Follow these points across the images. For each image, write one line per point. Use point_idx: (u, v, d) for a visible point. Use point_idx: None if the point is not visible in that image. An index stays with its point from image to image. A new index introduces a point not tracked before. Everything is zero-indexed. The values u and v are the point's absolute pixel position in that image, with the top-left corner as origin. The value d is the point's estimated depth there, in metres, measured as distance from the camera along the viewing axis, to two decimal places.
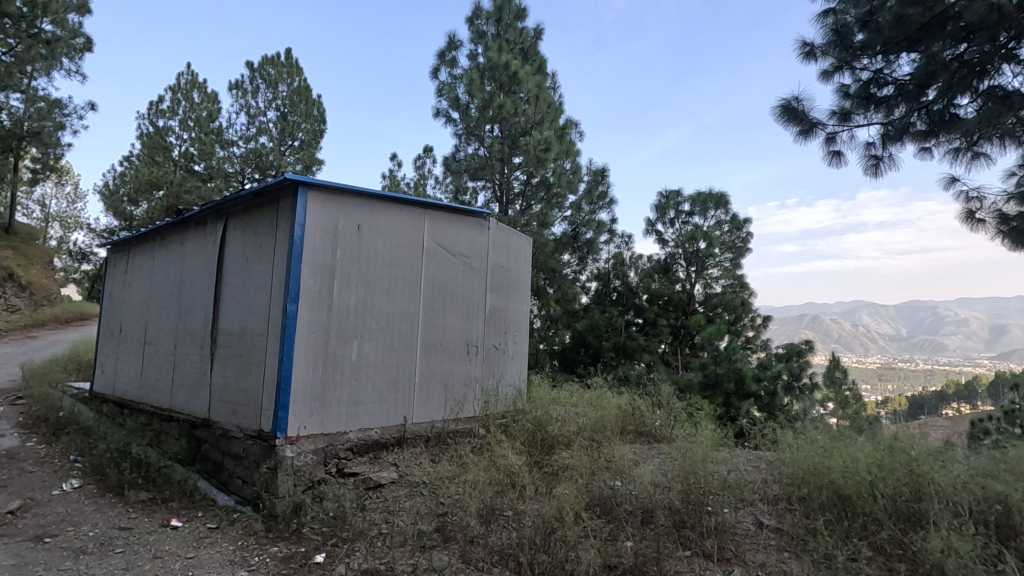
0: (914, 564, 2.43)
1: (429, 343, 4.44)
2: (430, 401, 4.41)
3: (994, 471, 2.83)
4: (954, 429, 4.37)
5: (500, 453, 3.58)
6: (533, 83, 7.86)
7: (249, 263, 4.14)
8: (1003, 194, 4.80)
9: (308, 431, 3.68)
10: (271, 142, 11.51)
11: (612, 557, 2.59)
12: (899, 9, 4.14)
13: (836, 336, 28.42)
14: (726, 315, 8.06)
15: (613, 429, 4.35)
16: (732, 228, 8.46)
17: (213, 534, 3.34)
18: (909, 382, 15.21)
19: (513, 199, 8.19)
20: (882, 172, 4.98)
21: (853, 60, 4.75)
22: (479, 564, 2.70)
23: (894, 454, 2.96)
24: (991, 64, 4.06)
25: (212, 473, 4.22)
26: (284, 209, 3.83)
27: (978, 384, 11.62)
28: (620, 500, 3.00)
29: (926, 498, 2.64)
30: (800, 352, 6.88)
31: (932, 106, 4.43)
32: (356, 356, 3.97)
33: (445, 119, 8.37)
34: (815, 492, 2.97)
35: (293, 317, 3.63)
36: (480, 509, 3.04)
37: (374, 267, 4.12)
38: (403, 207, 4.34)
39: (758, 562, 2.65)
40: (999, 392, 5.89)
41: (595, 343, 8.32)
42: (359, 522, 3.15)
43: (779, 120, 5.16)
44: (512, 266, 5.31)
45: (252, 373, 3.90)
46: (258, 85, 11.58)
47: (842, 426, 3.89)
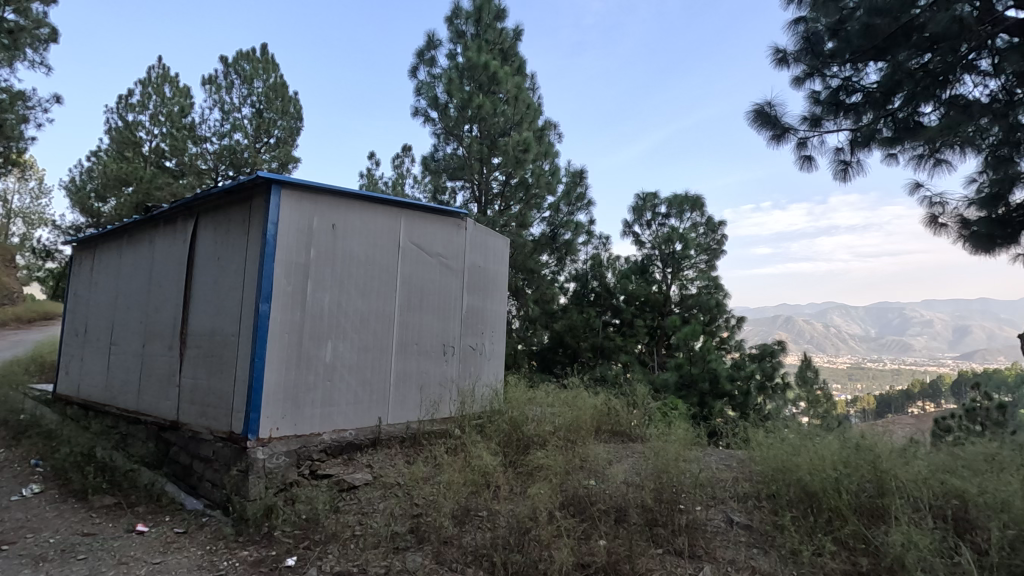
0: (876, 557, 2.50)
1: (405, 343, 4.41)
2: (405, 402, 4.38)
3: (953, 467, 2.93)
4: (920, 427, 4.48)
5: (475, 453, 3.58)
6: (512, 84, 7.86)
7: (221, 261, 4.07)
8: (965, 200, 4.97)
9: (281, 433, 3.63)
10: (246, 139, 11.30)
11: (586, 556, 2.61)
12: (867, 18, 4.24)
13: (807, 336, 29.02)
14: (702, 315, 8.21)
15: (588, 429, 4.39)
16: (707, 231, 8.60)
17: (181, 539, 3.27)
18: (878, 382, 15.53)
19: (492, 199, 8.21)
20: (851, 177, 5.12)
21: (823, 68, 4.83)
22: (452, 564, 2.69)
23: (860, 452, 3.05)
24: (953, 74, 4.23)
25: (181, 476, 4.13)
26: (256, 207, 3.77)
27: (942, 384, 11.95)
28: (594, 500, 3.02)
29: (888, 493, 2.73)
30: (773, 352, 7.03)
31: (897, 114, 4.54)
32: (330, 356, 3.92)
33: (424, 118, 8.32)
34: (783, 490, 3.05)
35: (266, 317, 3.57)
36: (454, 511, 3.03)
37: (350, 267, 4.08)
38: (379, 205, 4.31)
39: (727, 558, 2.69)
40: (961, 391, 6.13)
41: (573, 343, 8.38)
42: (331, 524, 3.12)
43: (753, 124, 5.26)
44: (489, 266, 5.31)
45: (223, 374, 3.83)
46: (232, 81, 11.35)
47: (812, 426, 3.96)
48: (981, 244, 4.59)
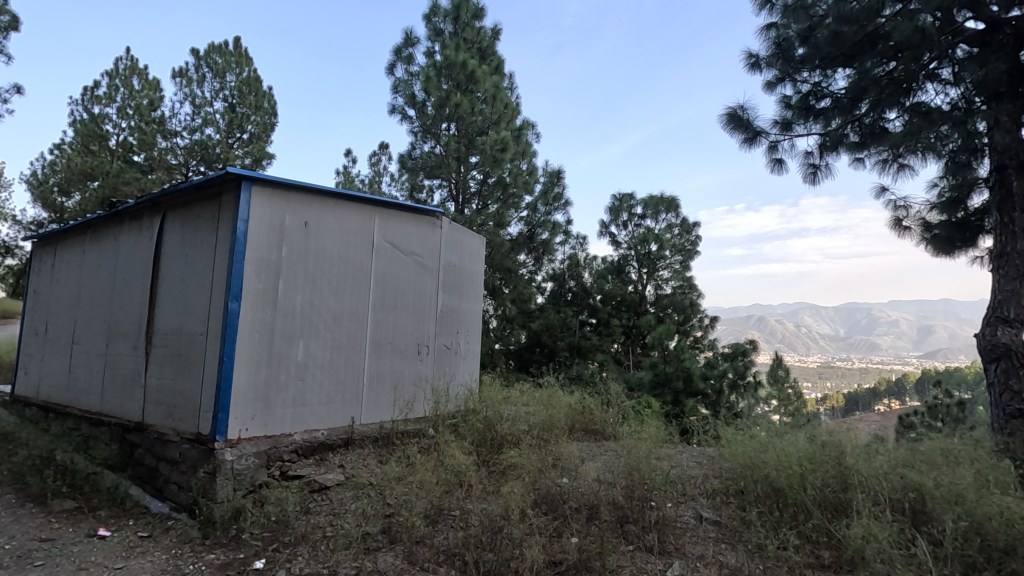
0: (838, 550, 2.58)
1: (379, 343, 4.37)
2: (379, 401, 4.34)
3: (913, 462, 3.02)
4: (883, 424, 4.63)
5: (448, 453, 3.57)
6: (490, 83, 7.84)
7: (189, 258, 3.98)
8: (927, 203, 5.15)
9: (250, 433, 3.56)
10: (218, 134, 11.04)
11: (557, 553, 2.63)
12: (835, 25, 4.30)
13: (779, 336, 29.60)
14: (676, 315, 8.37)
15: (561, 428, 4.41)
16: (682, 232, 8.81)
17: (145, 543, 3.19)
18: (846, 381, 15.86)
19: (470, 199, 8.20)
20: (820, 180, 5.24)
21: (794, 73, 4.93)
22: (424, 564, 2.68)
23: (826, 449, 3.14)
24: (915, 81, 4.35)
25: (146, 479, 4.03)
26: (226, 203, 3.70)
27: (907, 382, 12.34)
28: (566, 498, 3.04)
29: (852, 488, 2.83)
30: (745, 351, 7.20)
31: (864, 119, 4.67)
32: (302, 356, 3.87)
33: (401, 116, 8.26)
34: (751, 486, 3.12)
35: (235, 315, 3.50)
36: (427, 510, 3.03)
37: (323, 265, 4.03)
38: (354, 204, 4.26)
39: (696, 553, 2.72)
40: (925, 389, 6.39)
41: (550, 343, 8.41)
42: (301, 526, 3.08)
43: (726, 127, 5.35)
44: (465, 265, 5.30)
45: (190, 374, 3.74)
46: (204, 74, 11.08)
47: (782, 423, 4.07)
48: (941, 246, 4.97)
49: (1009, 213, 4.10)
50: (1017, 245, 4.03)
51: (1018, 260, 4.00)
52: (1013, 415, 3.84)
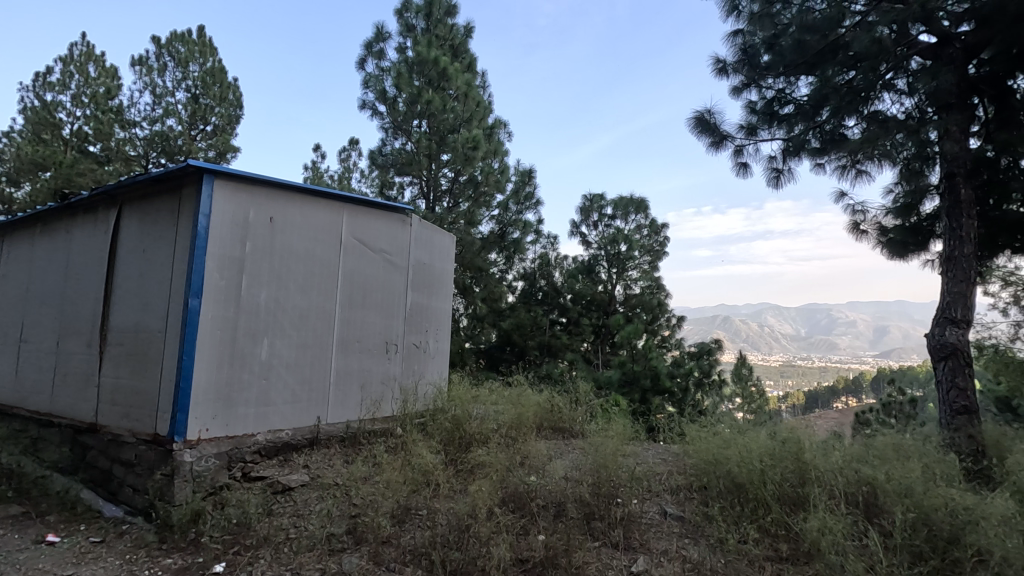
0: (795, 543, 2.66)
1: (346, 341, 4.31)
2: (346, 401, 4.28)
3: (866, 457, 3.14)
4: (841, 421, 4.81)
5: (415, 453, 3.54)
6: (462, 81, 7.79)
7: (147, 253, 3.84)
8: (883, 209, 5.35)
9: (211, 434, 3.46)
10: (180, 126, 10.67)
11: (524, 551, 2.64)
12: (798, 34, 4.45)
13: (744, 335, 30.36)
14: (644, 315, 8.53)
15: (530, 426, 4.44)
16: (650, 232, 8.97)
17: (98, 549, 3.07)
18: (807, 379, 16.34)
19: (441, 196, 8.15)
20: (783, 184, 5.39)
21: (760, 79, 5.02)
22: (390, 564, 2.65)
23: (786, 445, 3.23)
24: (873, 91, 4.52)
25: (98, 482, 3.88)
26: (187, 197, 3.59)
27: (863, 380, 12.84)
28: (534, 495, 3.06)
29: (809, 483, 2.92)
30: (710, 350, 7.42)
31: (825, 126, 4.82)
32: (266, 354, 3.78)
33: (372, 111, 8.14)
34: (714, 482, 3.21)
35: (196, 313, 3.40)
36: (394, 509, 3.01)
37: (288, 262, 3.94)
38: (322, 199, 4.19)
39: (661, 549, 2.77)
40: (879, 387, 6.67)
41: (521, 342, 8.42)
42: (263, 528, 3.01)
43: (694, 130, 5.45)
44: (435, 263, 5.27)
45: (148, 373, 3.62)
46: (165, 63, 10.69)
47: (744, 420, 4.18)
48: (896, 249, 5.18)
49: (957, 219, 4.27)
50: (964, 250, 4.21)
51: (965, 264, 4.18)
52: (959, 411, 3.99)
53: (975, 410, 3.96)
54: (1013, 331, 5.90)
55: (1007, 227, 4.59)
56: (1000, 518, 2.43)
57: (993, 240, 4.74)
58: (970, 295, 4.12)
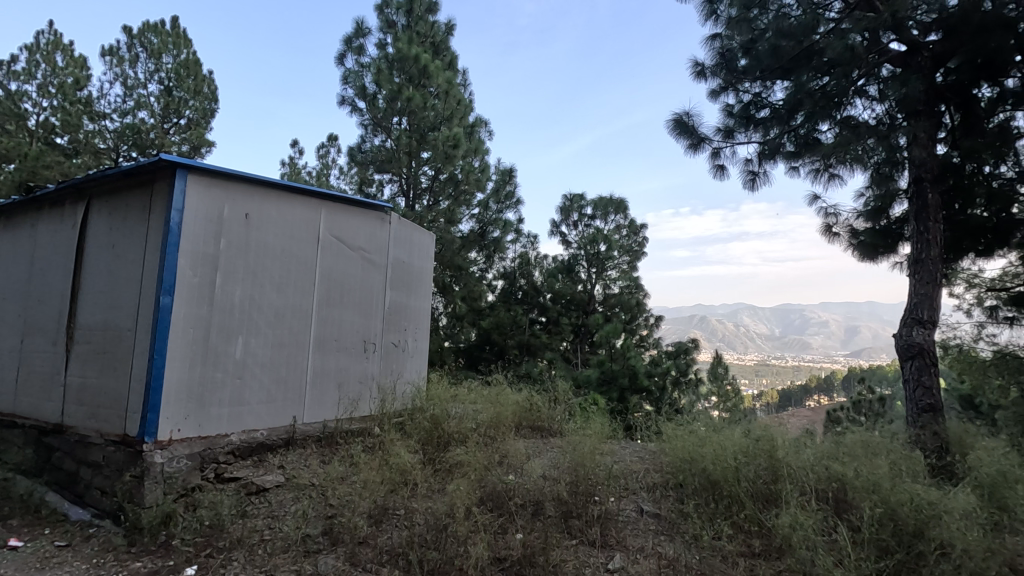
0: (768, 538, 2.72)
1: (323, 340, 4.26)
2: (323, 400, 4.23)
3: (837, 454, 3.22)
4: (812, 419, 4.92)
5: (393, 452, 3.51)
6: (443, 79, 7.76)
7: (117, 249, 3.74)
8: (854, 212, 5.49)
9: (183, 434, 3.39)
10: (153, 118, 10.40)
11: (502, 550, 2.64)
12: (775, 39, 4.55)
13: (720, 335, 30.85)
14: (623, 314, 8.60)
15: (508, 425, 4.45)
16: (629, 233, 9.06)
17: (63, 553, 2.98)
18: (781, 378, 16.66)
19: (421, 194, 8.10)
20: (759, 186, 5.49)
21: (737, 83, 5.09)
22: (367, 565, 2.63)
23: (759, 443, 3.29)
24: (846, 97, 4.61)
25: (64, 484, 3.77)
26: (159, 192, 3.51)
27: (835, 379, 13.16)
28: (512, 494, 3.06)
29: (781, 480, 2.98)
30: (687, 350, 7.56)
31: (799, 130, 4.93)
32: (241, 353, 3.72)
33: (351, 108, 8.05)
34: (689, 479, 3.26)
35: (167, 310, 3.32)
36: (371, 510, 2.98)
37: (264, 259, 3.88)
38: (299, 195, 4.13)
39: (637, 546, 2.81)
40: (849, 386, 6.85)
41: (500, 341, 8.42)
42: (237, 530, 2.96)
43: (673, 132, 5.51)
44: (414, 262, 5.24)
45: (117, 372, 3.53)
46: (137, 54, 10.41)
47: (720, 419, 4.25)
48: (867, 251, 5.32)
49: (925, 222, 4.39)
50: (930, 252, 4.34)
51: (931, 266, 4.31)
52: (924, 409, 4.12)
53: (940, 409, 4.09)
54: (976, 332, 6.04)
55: (972, 231, 4.74)
56: (962, 513, 2.52)
57: (959, 244, 4.89)
58: (935, 297, 4.25)
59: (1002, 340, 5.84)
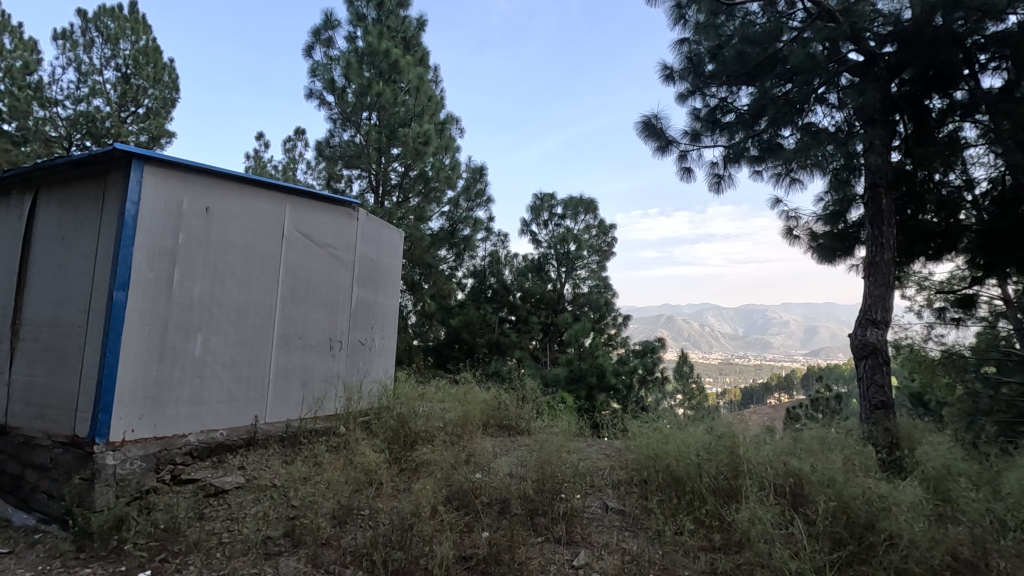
0: (728, 533, 2.78)
1: (288, 337, 4.17)
2: (286, 399, 4.14)
3: (795, 450, 3.32)
4: (774, 416, 5.06)
5: (358, 452, 3.46)
6: (414, 75, 7.67)
7: (67, 242, 3.57)
8: (814, 216, 5.68)
9: (137, 435, 3.27)
10: (109, 107, 9.97)
11: (468, 548, 2.63)
12: (740, 45, 4.66)
13: (686, 334, 31.47)
14: (592, 313, 8.69)
15: (476, 424, 4.44)
16: (599, 233, 9.18)
17: (5, 561, 2.82)
18: (743, 376, 17.07)
19: (390, 191, 7.99)
20: (724, 189, 5.62)
21: (704, 87, 5.22)
22: (329, 566, 2.59)
23: (721, 440, 3.37)
24: (807, 103, 4.73)
25: (8, 488, 3.59)
26: (113, 183, 3.37)
27: (794, 377, 13.60)
28: (478, 492, 3.05)
29: (741, 475, 3.06)
30: (654, 348, 7.65)
31: (762, 135, 5.04)
32: (200, 350, 3.61)
33: (320, 101, 7.90)
34: (653, 475, 3.32)
35: (122, 306, 3.20)
36: (334, 511, 2.92)
37: (226, 254, 3.77)
38: (263, 189, 4.03)
39: (602, 542, 2.84)
40: (808, 384, 7.09)
41: (469, 339, 8.38)
42: (194, 533, 2.87)
43: (642, 134, 5.58)
44: (382, 259, 5.18)
45: (67, 370, 3.38)
46: (92, 39, 9.97)
47: (685, 416, 4.34)
48: (825, 254, 5.50)
49: (879, 226, 4.57)
50: (884, 256, 4.51)
51: (885, 269, 4.48)
52: (877, 406, 4.28)
53: (891, 406, 4.26)
54: (926, 332, 6.31)
55: (922, 235, 4.95)
56: (909, 505, 2.63)
57: (911, 247, 5.09)
58: (888, 298, 4.42)
59: (949, 340, 6.12)
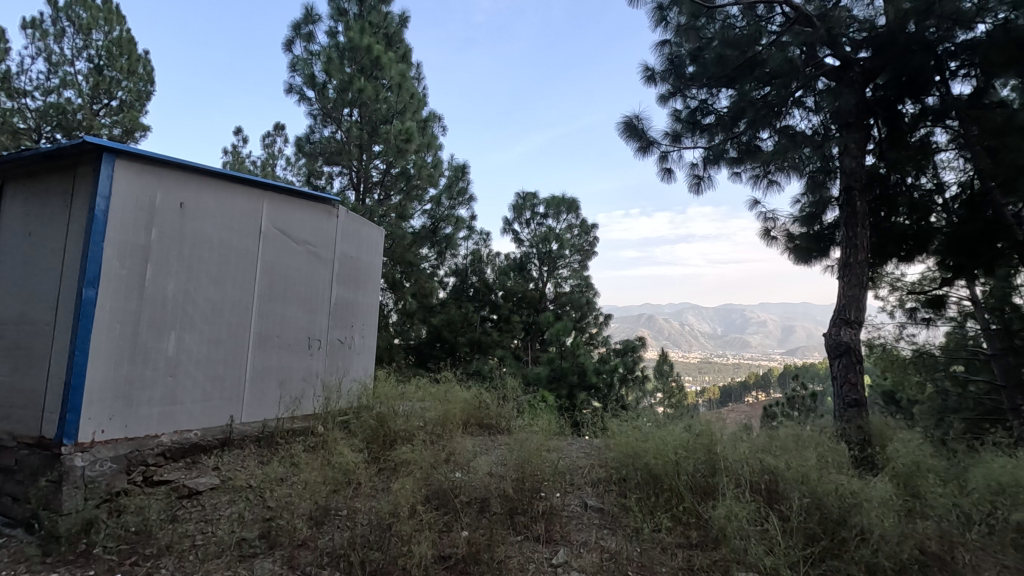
0: (704, 529, 2.81)
1: (264, 336, 4.10)
2: (263, 399, 4.07)
3: (770, 447, 3.36)
4: (752, 414, 5.13)
5: (336, 452, 3.43)
6: (396, 72, 7.60)
7: (34, 237, 3.46)
8: (790, 217, 5.79)
9: (107, 435, 3.19)
10: (80, 99, 9.70)
11: (446, 548, 2.61)
12: (720, 48, 4.72)
13: (666, 333, 31.83)
14: (574, 313, 8.73)
15: (456, 423, 4.43)
16: (581, 232, 9.22)
17: None
18: (720, 375, 17.34)
19: (372, 188, 7.92)
20: (703, 190, 5.68)
21: (685, 89, 5.26)
22: (306, 567, 2.55)
23: (699, 439, 3.40)
24: (784, 106, 4.80)
25: None
26: (83, 177, 3.28)
27: (771, 376, 13.85)
28: (457, 492, 3.04)
29: (718, 473, 3.10)
30: (634, 347, 7.77)
31: (741, 137, 5.10)
32: (173, 349, 3.53)
33: (300, 96, 7.78)
34: (632, 474, 3.35)
35: (91, 303, 3.11)
36: (312, 512, 2.89)
37: (201, 251, 3.69)
38: (240, 185, 3.95)
39: (581, 540, 2.85)
40: (784, 382, 7.23)
41: (451, 338, 8.35)
42: (166, 535, 2.81)
43: (623, 135, 5.62)
44: (362, 257, 5.13)
45: (33, 369, 3.27)
46: (63, 28, 9.68)
47: (664, 414, 4.39)
48: (801, 255, 5.60)
49: (853, 228, 4.66)
50: (858, 257, 4.60)
51: (859, 270, 4.56)
52: (850, 403, 4.37)
53: (864, 404, 4.35)
54: (898, 332, 6.44)
55: (895, 237, 5.05)
56: (879, 500, 2.69)
57: (884, 248, 5.17)
58: (862, 298, 4.50)
59: (920, 339, 6.31)
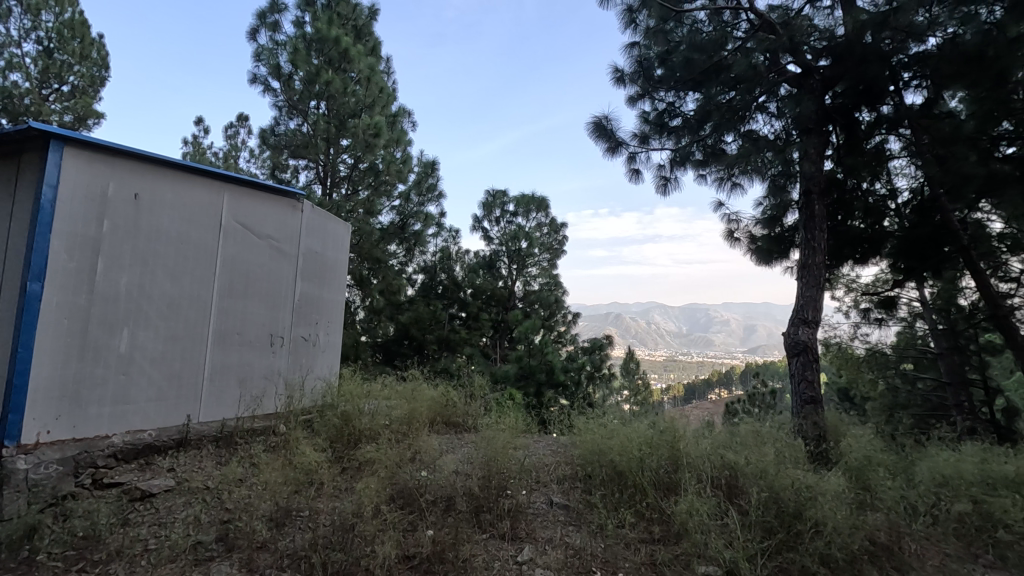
0: (666, 524, 2.86)
1: (224, 333, 3.98)
2: (222, 398, 3.95)
3: (731, 443, 3.45)
4: (714, 411, 5.25)
5: (298, 452, 3.35)
6: (365, 65, 7.48)
7: None
8: (753, 219, 5.94)
9: (53, 436, 3.04)
10: (28, 82, 9.21)
11: (411, 547, 2.59)
12: (688, 52, 4.81)
13: (632, 332, 32.31)
14: (542, 311, 8.77)
15: (422, 421, 4.38)
16: (550, 231, 9.26)
17: None
18: (684, 373, 17.70)
19: (339, 182, 7.77)
20: (669, 191, 5.78)
21: (653, 91, 5.32)
22: (265, 570, 2.49)
23: (663, 436, 3.45)
24: (748, 111, 4.94)
25: None
26: (29, 165, 3.12)
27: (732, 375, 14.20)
28: (423, 491, 3.00)
29: (680, 468, 3.16)
30: (601, 346, 7.85)
31: (707, 140, 5.20)
32: (126, 346, 3.39)
33: (264, 87, 7.58)
34: (598, 470, 3.38)
35: (37, 298, 2.96)
36: (272, 513, 2.81)
37: (156, 245, 3.55)
38: (199, 177, 3.82)
39: (546, 537, 2.87)
40: (745, 379, 7.42)
41: (419, 335, 8.28)
42: (116, 541, 2.69)
43: (593, 134, 5.66)
44: (327, 252, 5.02)
45: None
46: (9, 8, 9.17)
47: (630, 411, 4.45)
48: (763, 256, 5.75)
49: (812, 230, 4.81)
50: (816, 258, 4.75)
51: (817, 271, 4.72)
52: (807, 401, 4.49)
53: (820, 401, 4.48)
54: (852, 331, 6.67)
55: (851, 240, 5.24)
56: (833, 494, 2.79)
57: (840, 250, 5.37)
58: (819, 298, 4.65)
59: (873, 339, 6.52)
